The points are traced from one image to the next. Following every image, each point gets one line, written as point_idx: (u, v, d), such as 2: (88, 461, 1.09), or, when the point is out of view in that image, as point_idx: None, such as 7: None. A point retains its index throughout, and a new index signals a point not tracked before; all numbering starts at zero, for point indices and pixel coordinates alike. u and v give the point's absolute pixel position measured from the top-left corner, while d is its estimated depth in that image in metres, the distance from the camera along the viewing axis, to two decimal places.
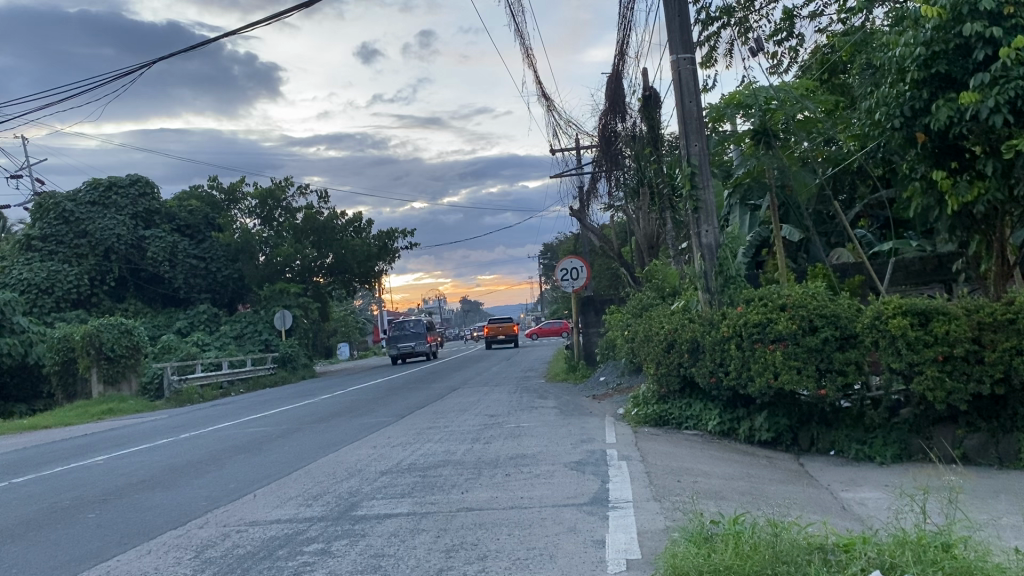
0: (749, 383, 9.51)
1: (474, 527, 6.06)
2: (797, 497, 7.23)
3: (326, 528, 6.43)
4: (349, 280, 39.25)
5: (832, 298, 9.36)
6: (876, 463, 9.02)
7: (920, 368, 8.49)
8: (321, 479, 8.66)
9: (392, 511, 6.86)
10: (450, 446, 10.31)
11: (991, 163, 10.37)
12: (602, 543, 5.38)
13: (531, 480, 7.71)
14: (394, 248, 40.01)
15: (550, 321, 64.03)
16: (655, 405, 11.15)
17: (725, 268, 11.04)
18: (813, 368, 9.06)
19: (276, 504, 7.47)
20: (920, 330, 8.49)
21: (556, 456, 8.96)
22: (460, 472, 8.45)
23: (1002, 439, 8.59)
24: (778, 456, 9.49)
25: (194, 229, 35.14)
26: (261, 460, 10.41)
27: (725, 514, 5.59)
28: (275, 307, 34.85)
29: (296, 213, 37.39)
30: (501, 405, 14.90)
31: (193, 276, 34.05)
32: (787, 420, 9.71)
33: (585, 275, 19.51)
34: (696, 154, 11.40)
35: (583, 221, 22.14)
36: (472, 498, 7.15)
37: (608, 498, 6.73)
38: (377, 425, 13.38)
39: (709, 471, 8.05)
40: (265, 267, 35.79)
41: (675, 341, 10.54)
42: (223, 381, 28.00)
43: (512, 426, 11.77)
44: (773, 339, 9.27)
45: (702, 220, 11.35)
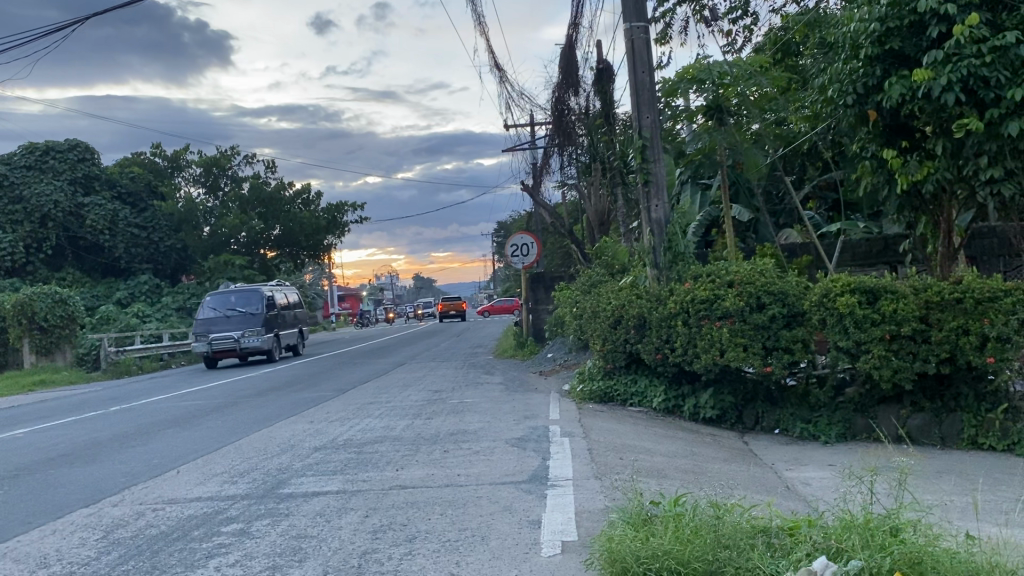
0: (695, 360, 9.34)
1: (405, 506, 5.75)
2: (740, 476, 7.06)
3: (249, 507, 6.06)
4: (296, 253, 38.54)
5: (780, 275, 9.21)
6: (821, 442, 8.92)
7: (867, 347, 8.38)
8: (251, 455, 8.28)
9: (321, 489, 6.52)
10: (389, 422, 9.98)
11: (941, 143, 10.29)
12: (537, 523, 5.12)
13: (469, 457, 7.42)
14: (344, 221, 39.27)
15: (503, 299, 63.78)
16: (600, 381, 10.93)
17: (674, 244, 10.82)
18: (760, 346, 8.92)
19: (200, 481, 7.08)
20: (868, 308, 8.37)
21: (498, 433, 8.68)
22: (396, 449, 8.13)
23: (945, 419, 8.53)
24: (722, 433, 9.35)
25: (135, 198, 34.08)
26: (191, 435, 9.98)
27: (668, 495, 5.36)
28: (219, 279, 34.24)
29: (241, 183, 36.64)
30: (446, 381, 14.63)
31: (134, 245, 32.99)
32: (732, 398, 9.57)
33: (535, 252, 19.20)
34: (649, 127, 11.13)
35: (535, 197, 21.78)
36: (406, 475, 6.84)
37: (548, 475, 6.48)
38: (317, 400, 13.01)
39: (652, 448, 7.85)
40: (210, 239, 35.05)
41: (622, 317, 10.31)
42: (163, 353, 27.29)
43: (456, 402, 11.47)
44: (720, 315, 9.10)
45: (652, 194, 11.10)
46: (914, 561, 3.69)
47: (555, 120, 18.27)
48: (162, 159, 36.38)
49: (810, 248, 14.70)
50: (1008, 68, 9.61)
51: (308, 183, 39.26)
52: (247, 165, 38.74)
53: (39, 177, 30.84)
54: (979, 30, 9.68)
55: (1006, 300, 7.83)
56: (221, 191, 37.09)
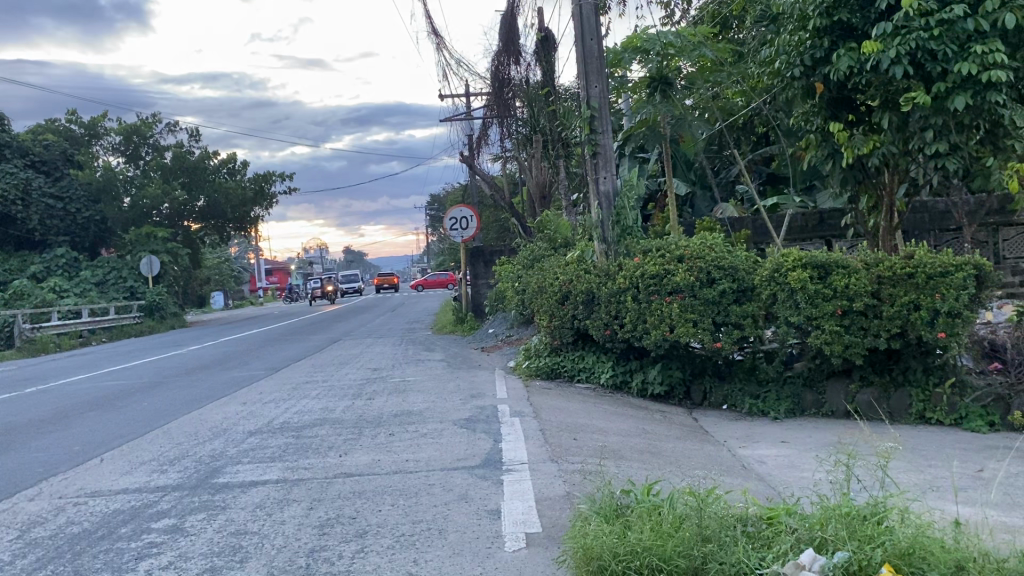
0: (644, 336, 9.14)
1: (353, 497, 5.38)
2: (697, 455, 6.90)
3: (181, 500, 5.60)
4: (223, 225, 37.39)
5: (730, 249, 9.04)
6: (770, 418, 8.84)
7: (819, 322, 8.29)
8: (181, 440, 7.77)
9: (260, 478, 6.08)
10: (328, 402, 9.53)
11: (887, 116, 10.25)
12: (498, 513, 4.81)
13: (416, 440, 7.05)
14: (272, 192, 38.18)
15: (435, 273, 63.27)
16: (547, 357, 10.67)
17: (622, 218, 10.62)
18: (710, 321, 8.75)
19: (125, 470, 6.57)
20: (820, 283, 8.27)
21: (444, 413, 8.34)
22: (338, 432, 7.71)
23: (893, 394, 8.48)
24: (671, 410, 9.19)
25: (50, 166, 32.35)
26: (115, 418, 9.37)
27: (635, 482, 5.12)
28: (141, 252, 33.08)
29: (164, 152, 35.30)
30: (384, 357, 14.22)
31: (50, 217, 31.36)
32: (680, 373, 9.43)
33: (474, 225, 18.76)
34: (597, 97, 10.83)
35: (473, 169, 21.29)
36: (351, 462, 6.43)
37: (502, 459, 6.18)
38: (248, 379, 12.48)
39: (604, 427, 7.63)
40: (131, 210, 33.75)
41: (570, 292, 10.06)
42: (82, 329, 26.26)
43: (397, 380, 11.08)
44: (670, 291, 8.91)
45: (600, 166, 10.80)
46: (903, 552, 3.52)
47: (494, 87, 17.87)
48: (78, 126, 34.75)
49: (747, 223, 14.57)
50: (955, 42, 9.49)
51: (234, 152, 38.01)
52: (169, 133, 37.27)
53: None
54: (928, 3, 9.51)
55: (957, 275, 7.78)
56: (142, 160, 35.66)
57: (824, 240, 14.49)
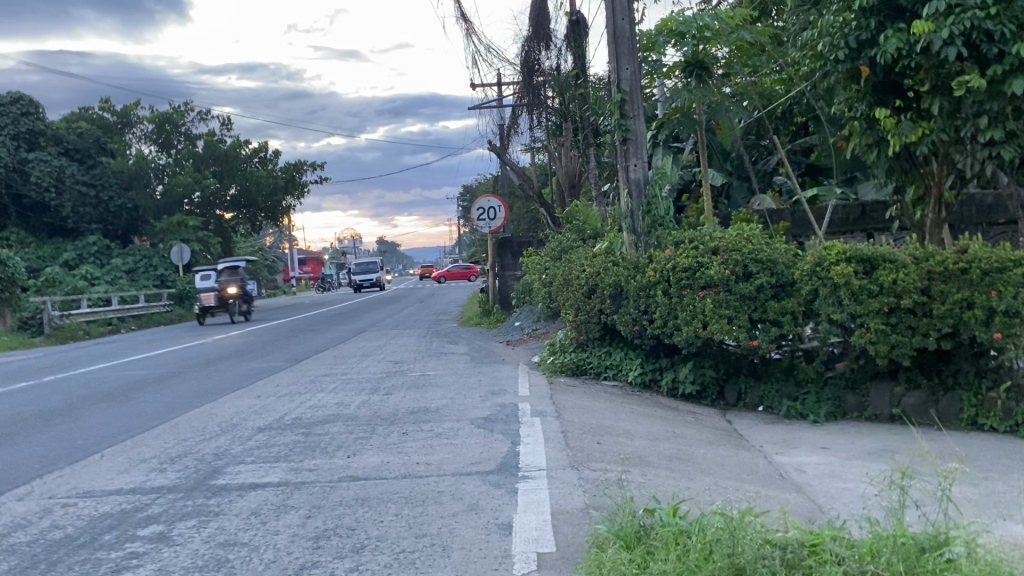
0: (675, 333, 8.65)
1: (354, 505, 4.98)
2: (732, 463, 6.42)
3: (174, 504, 5.24)
4: (254, 214, 37.34)
5: (768, 242, 8.54)
6: (810, 421, 8.30)
7: (863, 321, 7.75)
8: (187, 436, 7.44)
9: (261, 480, 5.71)
10: (344, 397, 9.16)
11: (938, 101, 9.62)
12: (509, 528, 4.39)
13: (430, 441, 6.64)
14: (303, 181, 38.05)
15: (463, 264, 63.11)
16: (572, 353, 10.20)
17: (653, 208, 10.11)
18: (746, 318, 8.23)
19: (123, 468, 6.25)
20: (865, 278, 7.74)
21: (462, 411, 7.93)
22: (350, 430, 7.33)
23: (943, 398, 7.92)
24: (703, 411, 8.68)
25: (83, 153, 32.39)
26: (123, 411, 9.08)
27: (662, 498, 4.66)
28: (173, 240, 33.10)
29: (196, 140, 35.28)
30: (406, 350, 13.83)
31: (82, 204, 31.45)
32: (714, 372, 8.91)
33: (501, 215, 18.35)
34: (628, 80, 10.33)
35: (502, 159, 20.84)
36: (358, 464, 6.05)
37: (518, 465, 5.74)
38: (266, 371, 12.16)
39: (631, 430, 7.17)
40: (163, 199, 33.77)
41: (597, 286, 9.58)
42: (112, 317, 26.28)
43: (417, 374, 10.71)
44: (703, 285, 8.41)
45: (631, 152, 10.31)
46: None
47: (523, 74, 17.03)
48: (111, 113, 34.78)
49: (786, 215, 13.88)
50: (1014, 21, 8.86)
51: (265, 141, 37.96)
52: (201, 121, 37.28)
53: None
54: None
55: (1016, 271, 7.20)
56: (174, 148, 35.70)
57: (865, 233, 13.81)
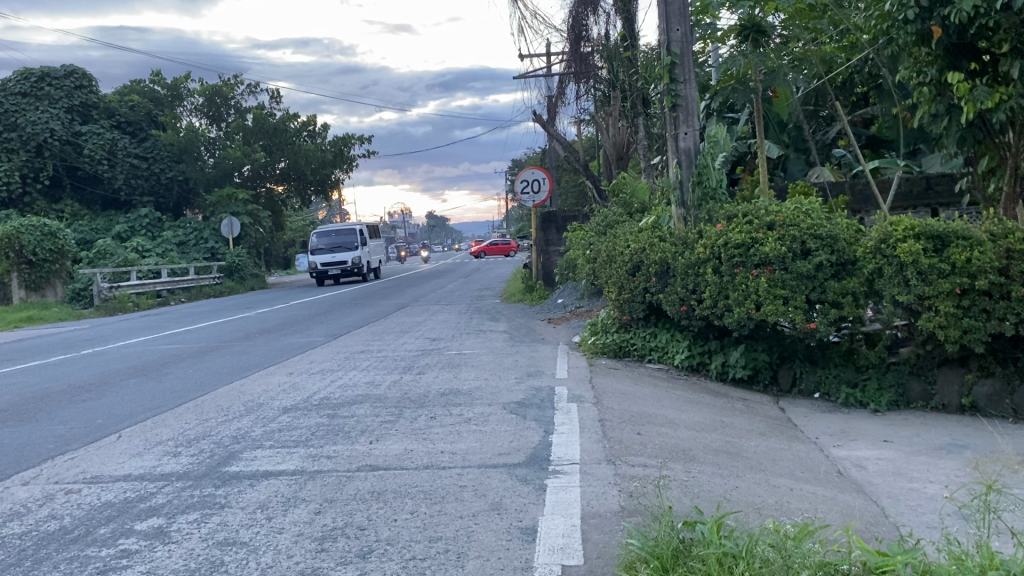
0: (725, 314, 8.07)
1: (368, 500, 4.60)
2: (785, 458, 5.90)
3: (180, 493, 4.92)
4: (303, 187, 37.26)
5: (828, 217, 7.94)
6: (870, 411, 7.70)
7: (933, 303, 7.12)
8: (210, 416, 7.16)
9: (275, 468, 5.36)
10: (375, 376, 8.81)
11: (1018, 63, 8.81)
12: (532, 533, 3.95)
13: (457, 428, 6.22)
14: (350, 154, 37.80)
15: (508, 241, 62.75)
16: (615, 334, 9.66)
17: (704, 179, 9.52)
18: (803, 299, 7.64)
19: (136, 452, 5.96)
20: (935, 256, 7.11)
21: (496, 394, 7.51)
22: (377, 412, 6.96)
23: (1018, 388, 7.26)
24: (754, 397, 8.12)
25: (135, 126, 32.42)
26: (151, 387, 8.86)
27: (707, 508, 4.18)
28: (222, 213, 33.20)
29: (245, 113, 35.27)
30: (447, 327, 13.45)
31: (134, 177, 31.66)
32: (766, 356, 8.34)
33: (546, 188, 17.81)
34: (679, 41, 9.72)
35: (550, 131, 20.25)
36: (379, 451, 5.65)
37: (548, 457, 5.29)
38: (302, 346, 11.88)
39: (676, 418, 6.66)
40: (213, 171, 33.90)
41: (642, 263, 9.03)
42: (161, 289, 26.42)
43: (453, 353, 10.29)
44: (757, 263, 7.82)
45: (681, 120, 9.71)
46: None
47: (570, 43, 16.24)
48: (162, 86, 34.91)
49: (846, 188, 13.04)
50: None
51: (314, 115, 37.84)
52: (250, 95, 37.26)
53: (34, 103, 28.80)
54: None
55: None
56: (225, 121, 35.75)
57: (931, 208, 12.95)
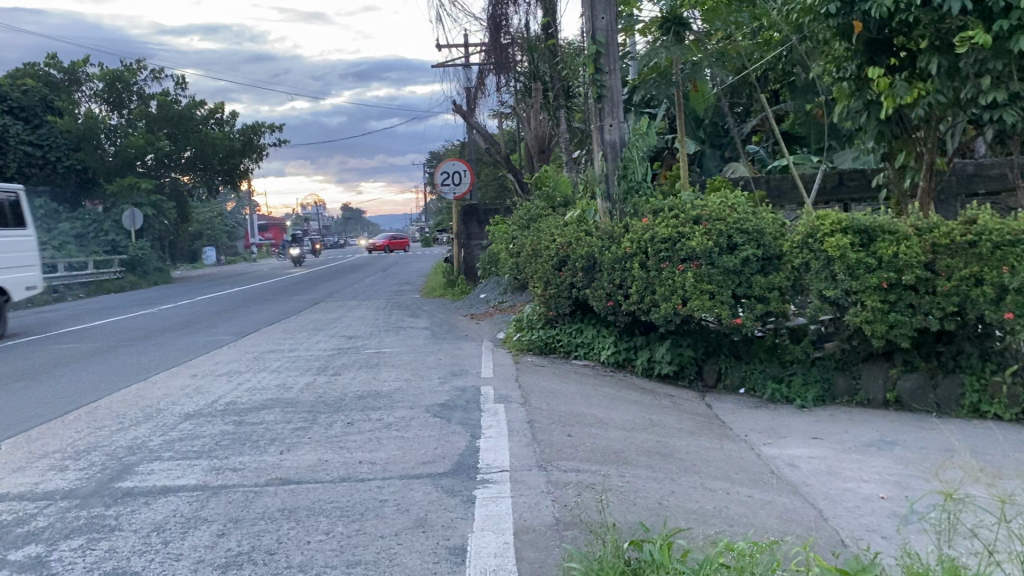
0: (652, 309, 7.86)
1: (278, 519, 4.18)
2: (719, 459, 5.70)
3: (64, 515, 4.39)
4: (211, 178, 35.87)
5: (754, 211, 7.80)
6: (797, 407, 7.61)
7: (860, 297, 7.07)
8: (103, 424, 6.56)
9: (174, 483, 4.86)
10: (286, 378, 8.31)
11: (936, 59, 8.79)
12: (462, 554, 3.60)
13: (377, 434, 5.82)
14: (261, 144, 36.50)
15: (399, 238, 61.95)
16: (540, 330, 9.37)
17: (630, 173, 9.31)
18: (729, 293, 7.50)
19: (16, 467, 5.36)
20: (862, 251, 7.05)
21: (418, 396, 7.13)
22: (289, 418, 6.49)
23: (942, 382, 7.25)
24: (681, 394, 7.95)
25: (29, 113, 30.42)
26: (39, 392, 8.14)
27: (650, 526, 3.90)
28: (125, 204, 31.69)
29: (149, 100, 33.72)
30: (364, 324, 12.95)
31: (29, 165, 29.92)
32: (693, 352, 8.16)
33: (466, 181, 17.40)
34: (603, 30, 9.46)
35: (469, 123, 19.91)
36: (293, 462, 5.22)
37: (475, 464, 4.95)
38: (208, 345, 11.21)
39: (606, 419, 6.40)
40: (114, 160, 32.26)
41: (568, 257, 8.76)
42: (58, 284, 24.97)
43: (371, 352, 9.83)
44: (683, 258, 7.64)
45: (606, 111, 9.46)
46: None
47: (490, 32, 15.87)
48: (58, 70, 33.06)
49: (763, 183, 13.06)
50: None
51: (222, 104, 36.48)
52: (154, 81, 35.64)
53: None
54: None
55: None
56: (127, 108, 34.13)
57: (845, 203, 13.08)
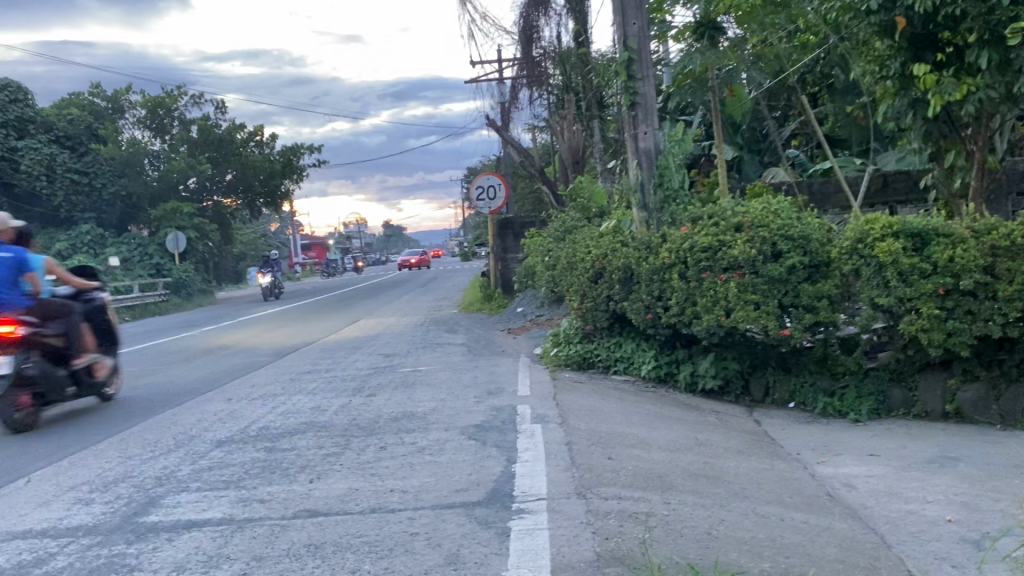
0: (694, 322, 7.55)
1: (304, 555, 3.98)
2: (769, 481, 5.38)
3: (85, 554, 4.24)
4: (252, 200, 36.21)
5: (799, 216, 7.47)
6: (850, 421, 7.24)
7: (915, 305, 6.70)
8: (135, 453, 6.45)
9: (200, 517, 4.69)
10: (321, 400, 8.14)
11: (986, 53, 8.32)
12: None
13: (409, 460, 5.61)
14: (300, 165, 36.84)
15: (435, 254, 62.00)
16: (578, 345, 9.08)
17: (666, 181, 9.03)
18: (775, 303, 7.17)
19: (43, 501, 5.24)
20: (915, 256, 6.69)
21: (453, 417, 6.92)
22: (321, 444, 6.31)
23: (1005, 392, 6.85)
24: (727, 410, 7.61)
25: (74, 141, 31.17)
26: (73, 421, 8.06)
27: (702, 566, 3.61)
28: (168, 228, 32.08)
29: (190, 125, 34.16)
30: (401, 341, 12.78)
31: (74, 193, 30.66)
32: (738, 365, 7.83)
33: (501, 195, 17.22)
34: (635, 35, 9.22)
35: (504, 136, 19.79)
36: (322, 492, 5.03)
37: (510, 492, 4.71)
38: (244, 368, 11.08)
39: (648, 439, 6.12)
40: (157, 185, 32.71)
41: (604, 270, 8.48)
42: None
43: (407, 371, 9.65)
44: (725, 268, 7.33)
45: (640, 119, 9.20)
46: None
47: (522, 45, 15.96)
48: (102, 99, 33.66)
49: (805, 187, 12.66)
50: None
51: (262, 126, 36.86)
52: (194, 106, 36.13)
53: None
54: None
55: None
56: (169, 133, 34.60)
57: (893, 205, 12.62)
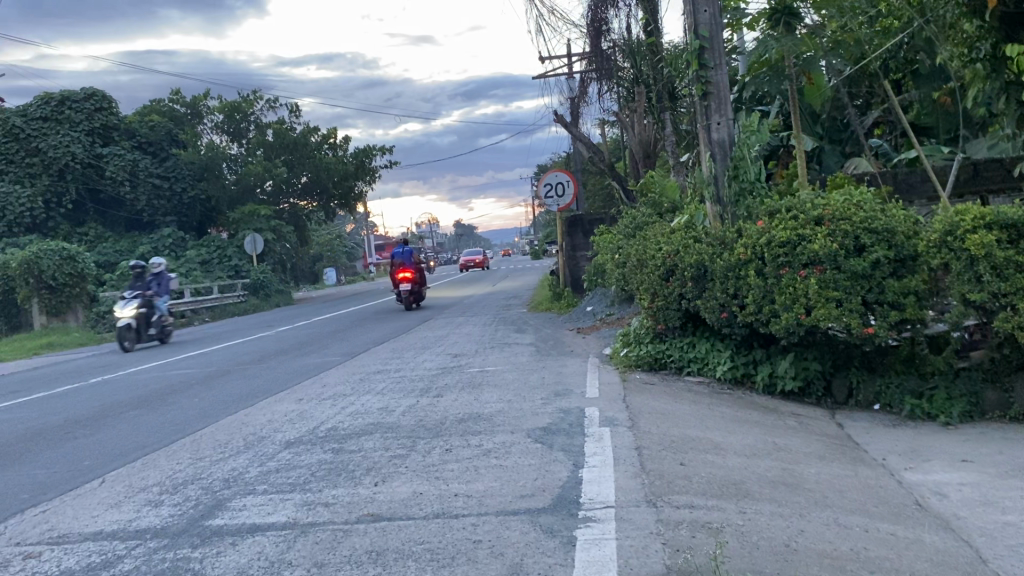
0: (772, 320, 7.25)
1: (364, 563, 3.89)
2: (854, 488, 5.09)
3: (151, 557, 4.24)
4: (326, 202, 36.74)
5: (883, 207, 7.09)
6: (940, 424, 6.84)
7: (1011, 301, 6.29)
8: (205, 454, 6.50)
9: (264, 521, 4.65)
10: (389, 401, 8.10)
11: None
12: None
13: (475, 463, 5.49)
14: (372, 166, 37.17)
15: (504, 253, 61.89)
16: (650, 345, 8.81)
17: (741, 173, 8.70)
18: (859, 300, 6.82)
19: (114, 502, 5.30)
20: (1011, 249, 6.27)
21: (520, 419, 6.77)
22: (387, 445, 6.25)
23: None
24: (809, 412, 7.29)
25: (156, 147, 32.07)
26: (150, 420, 8.21)
27: None
28: (246, 230, 32.78)
29: (266, 129, 34.82)
30: (470, 341, 12.70)
31: (157, 197, 31.36)
32: (819, 365, 7.49)
33: (570, 192, 16.99)
34: (707, 23, 8.93)
35: (572, 132, 19.57)
36: (385, 495, 4.94)
37: (577, 499, 4.54)
38: (316, 367, 11.16)
39: (724, 444, 5.87)
40: (235, 188, 33.47)
41: (676, 267, 8.22)
42: (186, 309, 25.95)
43: (475, 371, 9.55)
44: (805, 263, 7.00)
45: (713, 109, 8.90)
46: None
47: (590, 38, 15.01)
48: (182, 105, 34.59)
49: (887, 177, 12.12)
50: None
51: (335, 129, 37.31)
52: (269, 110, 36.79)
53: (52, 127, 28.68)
54: None
55: None
56: (246, 137, 35.34)
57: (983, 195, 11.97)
